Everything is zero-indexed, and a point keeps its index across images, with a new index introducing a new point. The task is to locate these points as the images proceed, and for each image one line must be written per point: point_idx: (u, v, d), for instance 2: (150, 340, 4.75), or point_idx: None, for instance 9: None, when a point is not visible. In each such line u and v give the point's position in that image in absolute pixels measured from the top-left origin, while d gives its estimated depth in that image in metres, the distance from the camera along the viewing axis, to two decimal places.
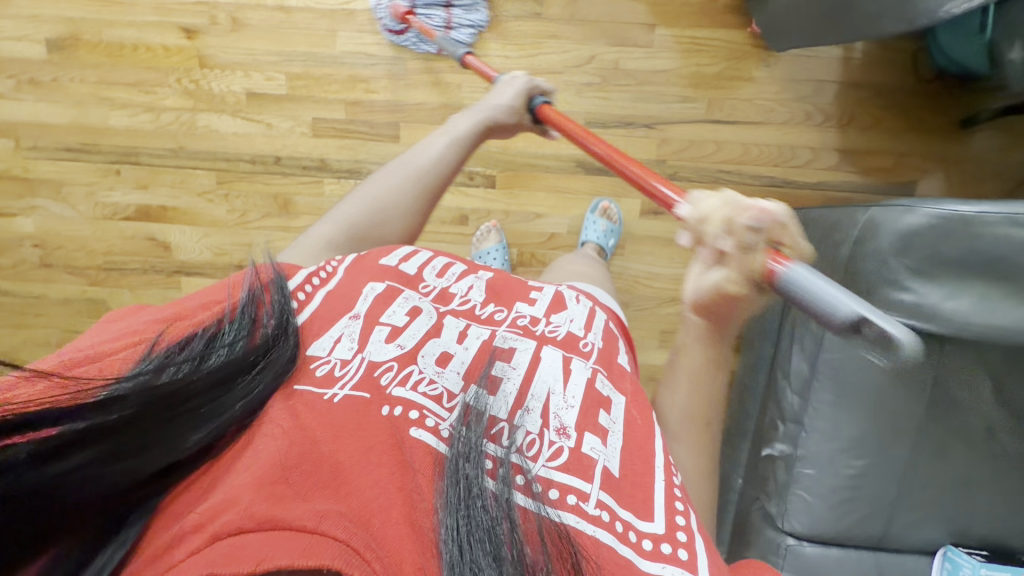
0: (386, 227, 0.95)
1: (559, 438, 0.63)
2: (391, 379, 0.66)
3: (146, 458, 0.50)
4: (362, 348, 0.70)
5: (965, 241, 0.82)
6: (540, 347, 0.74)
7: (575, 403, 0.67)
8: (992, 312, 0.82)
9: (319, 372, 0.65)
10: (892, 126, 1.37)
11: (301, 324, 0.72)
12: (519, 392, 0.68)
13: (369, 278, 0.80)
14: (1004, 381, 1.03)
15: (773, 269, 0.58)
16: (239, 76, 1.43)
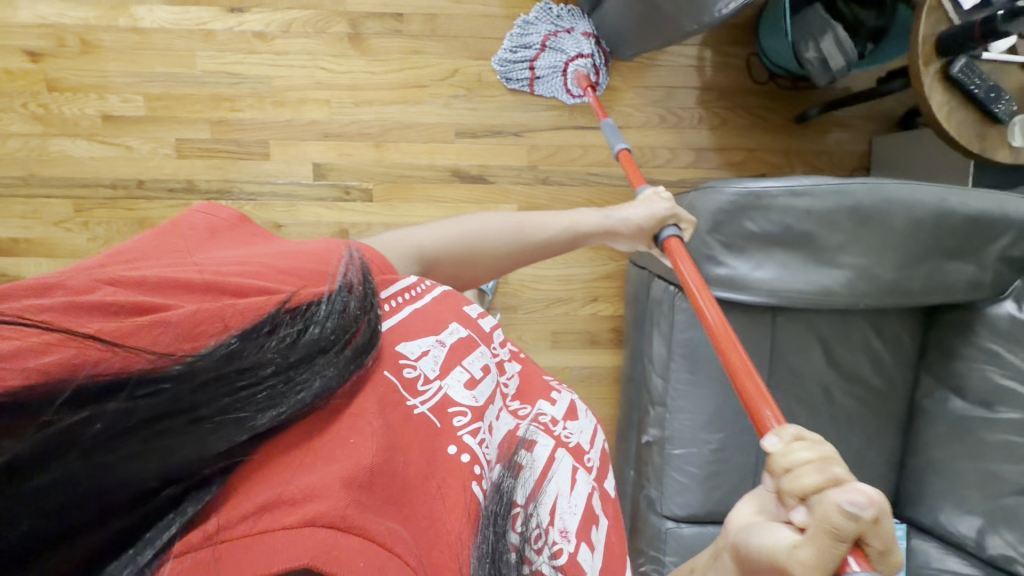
0: (468, 265, 0.85)
1: (562, 541, 0.59)
2: (463, 424, 0.60)
3: (228, 428, 0.38)
4: (444, 377, 0.62)
5: (761, 214, 0.88)
6: (557, 448, 0.67)
7: (578, 509, 0.63)
8: (793, 278, 0.89)
9: (404, 382, 0.58)
10: (740, 126, 1.49)
11: (385, 327, 0.62)
12: (536, 485, 0.60)
13: (456, 314, 0.71)
14: (832, 345, 1.10)
15: (847, 570, 0.41)
16: (93, 99, 1.38)
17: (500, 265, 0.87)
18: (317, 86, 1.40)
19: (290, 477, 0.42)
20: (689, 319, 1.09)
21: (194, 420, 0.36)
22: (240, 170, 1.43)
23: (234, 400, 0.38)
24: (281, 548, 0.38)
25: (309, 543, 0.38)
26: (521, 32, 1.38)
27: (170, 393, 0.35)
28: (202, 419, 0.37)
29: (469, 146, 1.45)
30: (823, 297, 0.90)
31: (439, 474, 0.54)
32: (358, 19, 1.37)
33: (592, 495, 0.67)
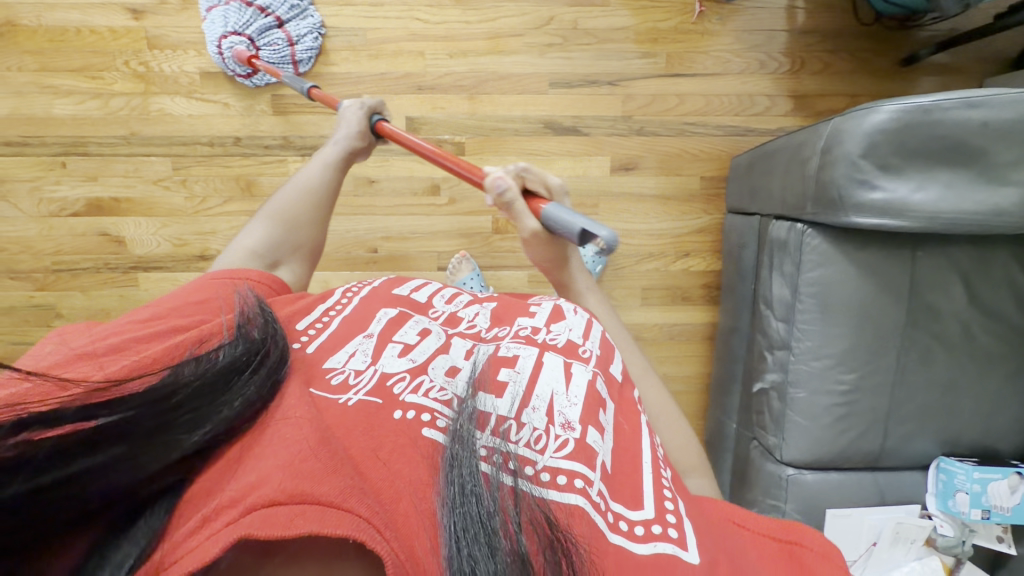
0: (298, 231, 0.94)
1: (565, 431, 0.61)
2: (403, 387, 0.61)
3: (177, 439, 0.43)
4: (375, 361, 0.66)
5: (927, 129, 0.84)
6: (543, 353, 0.72)
7: (578, 401, 0.66)
8: (958, 197, 0.85)
9: (333, 381, 0.61)
10: (842, 70, 1.43)
11: (316, 346, 0.68)
12: (528, 391, 0.65)
13: (381, 304, 0.79)
14: (973, 279, 1.05)
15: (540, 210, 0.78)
16: (192, 56, 1.39)
17: (314, 210, 0.97)
18: (411, 37, 1.38)
19: (227, 480, 0.43)
20: (820, 258, 1.05)
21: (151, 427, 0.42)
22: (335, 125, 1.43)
23: (168, 420, 0.43)
24: (219, 537, 0.39)
25: (249, 522, 0.40)
26: (217, 19, 1.31)
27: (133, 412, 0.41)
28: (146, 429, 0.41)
29: (562, 98, 1.43)
30: (993, 217, 0.85)
31: (387, 433, 0.54)
32: None
33: (596, 382, 0.71)
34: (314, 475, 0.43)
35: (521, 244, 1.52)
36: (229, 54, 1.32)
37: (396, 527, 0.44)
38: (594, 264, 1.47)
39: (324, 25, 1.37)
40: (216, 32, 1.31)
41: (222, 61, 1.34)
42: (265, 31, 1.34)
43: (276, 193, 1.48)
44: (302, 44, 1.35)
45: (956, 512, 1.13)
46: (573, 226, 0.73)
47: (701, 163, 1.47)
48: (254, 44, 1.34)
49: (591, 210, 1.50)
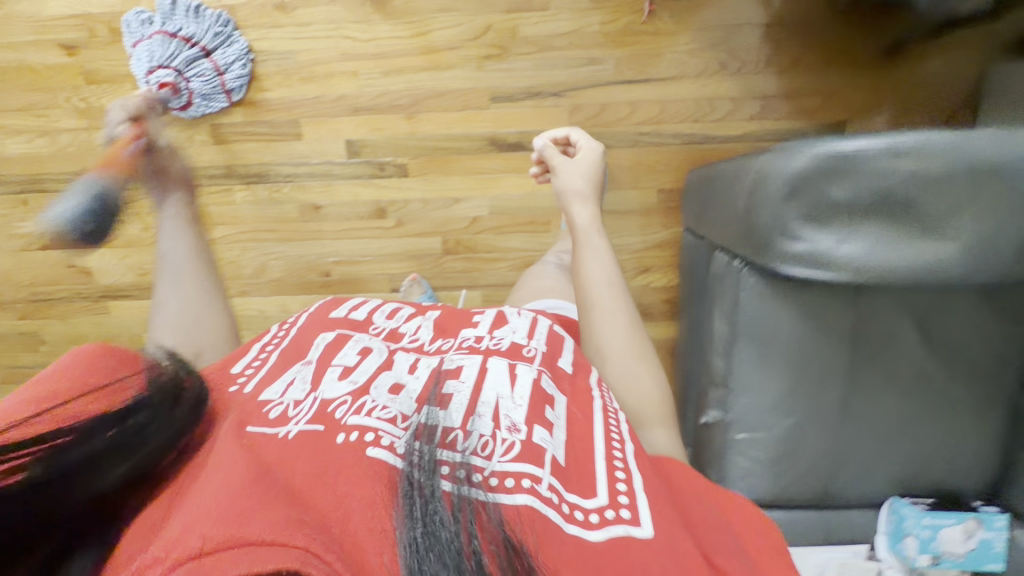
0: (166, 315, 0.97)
1: (510, 433, 0.56)
2: (346, 410, 0.58)
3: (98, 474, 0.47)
4: (315, 388, 0.63)
5: (852, 178, 0.74)
6: (487, 359, 0.68)
7: (523, 401, 0.61)
8: (890, 252, 0.76)
9: (271, 414, 0.59)
10: (815, 65, 1.29)
11: (250, 383, 0.66)
12: (472, 399, 0.60)
13: (320, 330, 0.77)
14: (931, 320, 0.96)
15: None
16: (129, 89, 1.37)
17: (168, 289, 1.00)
18: (342, 57, 1.32)
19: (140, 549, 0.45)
20: (756, 299, 0.97)
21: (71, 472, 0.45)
22: (276, 152, 1.41)
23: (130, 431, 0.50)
24: None
25: None
26: (146, 53, 1.28)
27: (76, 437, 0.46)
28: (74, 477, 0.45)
29: (505, 112, 1.35)
30: (931, 274, 0.75)
31: (336, 460, 0.51)
32: None
33: (542, 380, 0.66)
34: (244, 518, 0.43)
35: (473, 264, 1.48)
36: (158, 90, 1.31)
37: (339, 550, 0.42)
38: None
39: (251, 49, 1.33)
40: (143, 68, 1.30)
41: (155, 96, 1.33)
42: (190, 62, 1.30)
43: (226, 221, 1.49)
44: (231, 73, 1.32)
45: (903, 555, 1.09)
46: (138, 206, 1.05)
47: (659, 174, 1.37)
48: (182, 77, 1.30)
49: (544, 228, 1.44)
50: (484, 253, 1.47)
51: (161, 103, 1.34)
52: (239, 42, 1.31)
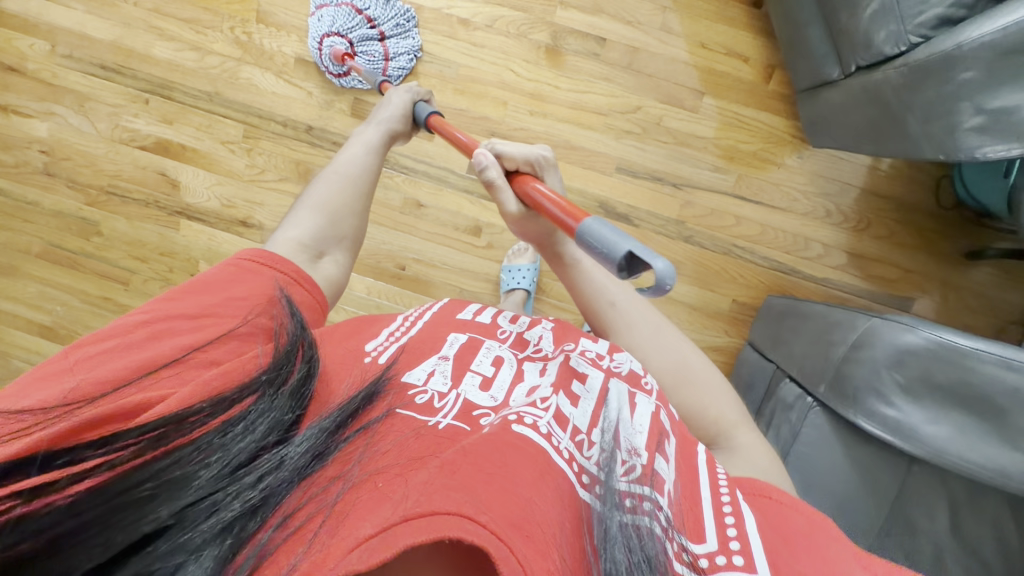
0: (339, 220, 0.92)
1: (631, 457, 0.61)
2: (489, 418, 0.63)
3: (183, 471, 0.46)
4: (456, 385, 0.67)
5: (961, 371, 0.84)
6: (608, 377, 0.72)
7: (642, 428, 0.65)
8: (971, 446, 0.84)
9: (419, 400, 0.63)
10: (903, 241, 1.43)
11: (411, 344, 0.73)
12: (595, 413, 0.66)
13: (450, 329, 0.78)
14: (962, 515, 1.03)
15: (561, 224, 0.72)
16: (292, 39, 1.45)
17: (358, 199, 0.96)
18: (501, 85, 1.40)
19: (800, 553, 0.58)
20: (822, 435, 1.06)
21: (123, 498, 0.44)
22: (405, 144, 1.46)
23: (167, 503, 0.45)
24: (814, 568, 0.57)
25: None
26: (323, 29, 1.37)
27: (150, 438, 0.47)
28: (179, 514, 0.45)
29: (626, 184, 1.43)
30: (997, 477, 0.83)
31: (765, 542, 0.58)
32: (562, 32, 1.37)
33: (659, 412, 0.70)
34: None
35: (540, 306, 1.53)
36: (329, 63, 1.39)
37: None
38: None
39: (421, 48, 1.40)
40: (321, 30, 1.37)
41: (322, 67, 1.42)
42: (366, 47, 1.38)
43: None
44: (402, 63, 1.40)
45: None
46: (620, 249, 0.61)
47: (737, 285, 1.45)
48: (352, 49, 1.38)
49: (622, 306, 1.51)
50: (555, 298, 1.53)
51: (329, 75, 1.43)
52: (414, 40, 1.38)
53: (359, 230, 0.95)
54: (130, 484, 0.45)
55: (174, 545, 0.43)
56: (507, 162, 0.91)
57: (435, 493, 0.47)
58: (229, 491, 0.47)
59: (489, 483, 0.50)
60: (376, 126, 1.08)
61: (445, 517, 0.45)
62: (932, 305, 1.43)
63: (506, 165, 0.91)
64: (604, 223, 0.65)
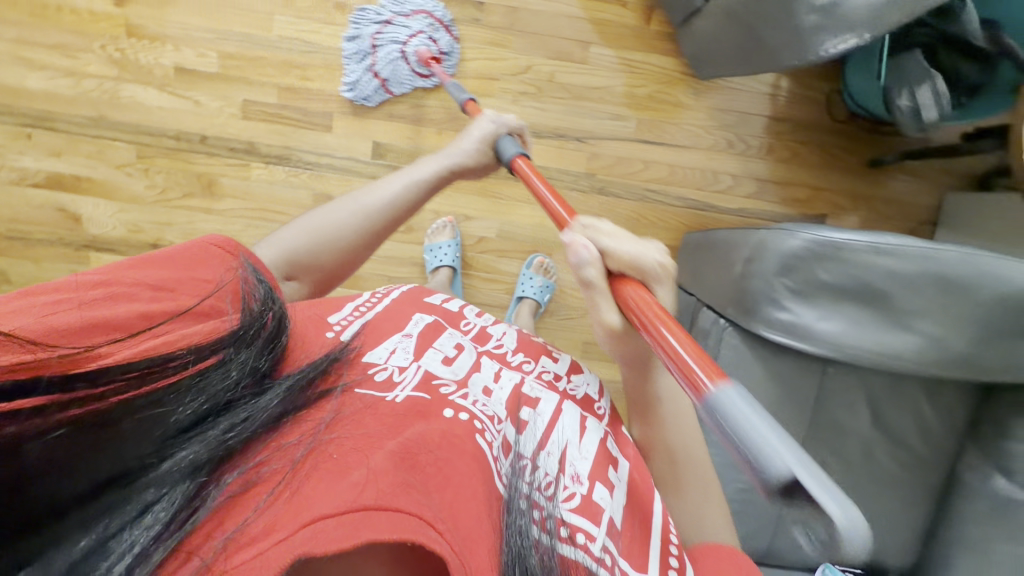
0: (322, 254, 0.82)
1: (574, 485, 0.63)
2: (450, 391, 0.66)
3: (168, 404, 0.44)
4: (418, 359, 0.70)
5: (840, 264, 0.85)
6: (563, 400, 0.75)
7: (590, 455, 0.67)
8: (862, 335, 0.86)
9: (378, 377, 0.63)
10: (808, 160, 1.45)
11: (366, 326, 0.72)
12: (544, 435, 0.67)
13: (415, 309, 0.80)
14: (881, 407, 1.06)
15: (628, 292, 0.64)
16: (168, 50, 1.40)
17: (358, 234, 0.85)
18: (388, 65, 1.39)
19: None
20: (739, 357, 1.05)
21: (110, 424, 0.40)
22: (303, 139, 1.43)
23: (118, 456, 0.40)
24: None
25: None
26: (353, 50, 1.38)
27: (141, 375, 0.43)
28: (158, 448, 0.42)
29: (531, 146, 1.43)
30: (890, 359, 0.86)
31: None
32: (439, 3, 1.36)
33: (609, 441, 0.72)
34: None
35: (469, 282, 1.52)
36: (392, 66, 1.36)
37: None
38: (542, 294, 1.46)
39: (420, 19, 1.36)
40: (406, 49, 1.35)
41: (360, 96, 1.39)
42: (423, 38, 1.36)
43: (235, 194, 1.45)
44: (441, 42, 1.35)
45: None
46: (779, 467, 0.36)
47: (657, 230, 1.47)
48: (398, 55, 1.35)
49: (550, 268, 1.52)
50: (483, 271, 1.53)
51: (409, 86, 1.39)
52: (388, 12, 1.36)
53: (341, 274, 0.87)
54: (109, 414, 0.40)
55: (144, 484, 0.41)
56: (613, 265, 0.66)
57: (398, 484, 0.46)
58: (201, 438, 0.44)
59: (441, 480, 0.50)
60: (439, 159, 0.95)
61: (403, 513, 0.43)
62: (845, 218, 1.47)
63: (607, 267, 0.67)
64: (744, 397, 0.43)
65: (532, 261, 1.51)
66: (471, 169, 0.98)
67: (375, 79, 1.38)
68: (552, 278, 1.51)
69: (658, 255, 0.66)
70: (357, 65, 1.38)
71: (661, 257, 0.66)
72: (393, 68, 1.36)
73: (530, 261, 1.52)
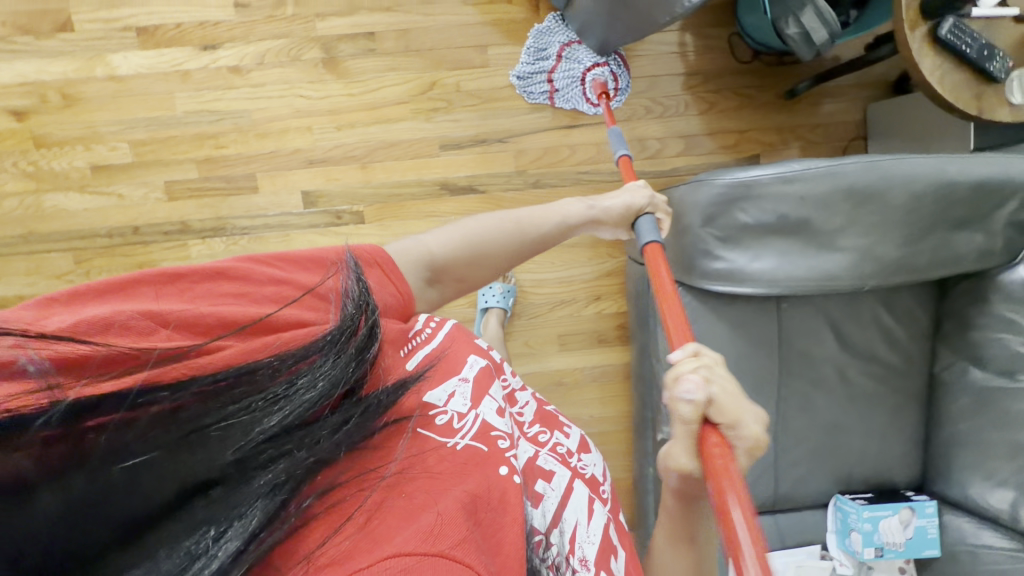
0: (478, 266, 0.79)
1: (581, 570, 0.56)
2: (507, 445, 0.56)
3: (250, 414, 0.37)
4: (476, 405, 0.58)
5: (755, 202, 0.86)
6: (573, 478, 0.64)
7: (597, 539, 0.60)
8: (794, 266, 0.88)
9: (436, 420, 0.53)
10: (727, 107, 1.47)
11: (444, 351, 0.62)
12: (556, 513, 0.59)
13: (470, 349, 0.66)
14: (846, 329, 1.08)
15: (712, 446, 0.53)
16: (80, 151, 1.38)
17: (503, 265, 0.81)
18: (297, 114, 1.39)
19: None
20: (692, 315, 1.05)
21: (192, 433, 0.35)
22: (232, 205, 1.41)
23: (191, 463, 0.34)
24: None
25: None
26: (538, 43, 1.37)
27: (227, 386, 0.37)
28: (236, 463, 0.35)
29: (457, 158, 1.43)
30: (826, 282, 0.87)
31: None
32: (331, 43, 1.37)
33: (609, 527, 0.64)
34: None
35: None
36: (567, 83, 1.37)
37: None
38: (506, 301, 1.45)
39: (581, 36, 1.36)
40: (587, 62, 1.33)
41: (526, 87, 1.40)
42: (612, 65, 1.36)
43: None
44: (618, 83, 1.37)
45: (851, 552, 1.11)
46: None
47: None
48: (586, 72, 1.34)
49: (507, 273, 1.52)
50: None
51: (572, 104, 1.40)
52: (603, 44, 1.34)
53: (487, 280, 0.82)
54: (183, 424, 0.35)
55: (221, 501, 0.34)
56: (716, 416, 0.54)
57: (469, 539, 0.44)
58: (286, 452, 0.38)
59: (497, 536, 0.48)
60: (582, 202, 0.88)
61: (471, 570, 0.42)
62: (777, 153, 1.49)
63: (709, 410, 0.53)
64: None
65: None
66: (600, 225, 0.89)
67: (548, 84, 1.39)
68: (510, 282, 1.51)
69: (757, 421, 0.55)
70: (534, 61, 1.38)
71: (757, 428, 0.55)
72: (568, 83, 1.37)
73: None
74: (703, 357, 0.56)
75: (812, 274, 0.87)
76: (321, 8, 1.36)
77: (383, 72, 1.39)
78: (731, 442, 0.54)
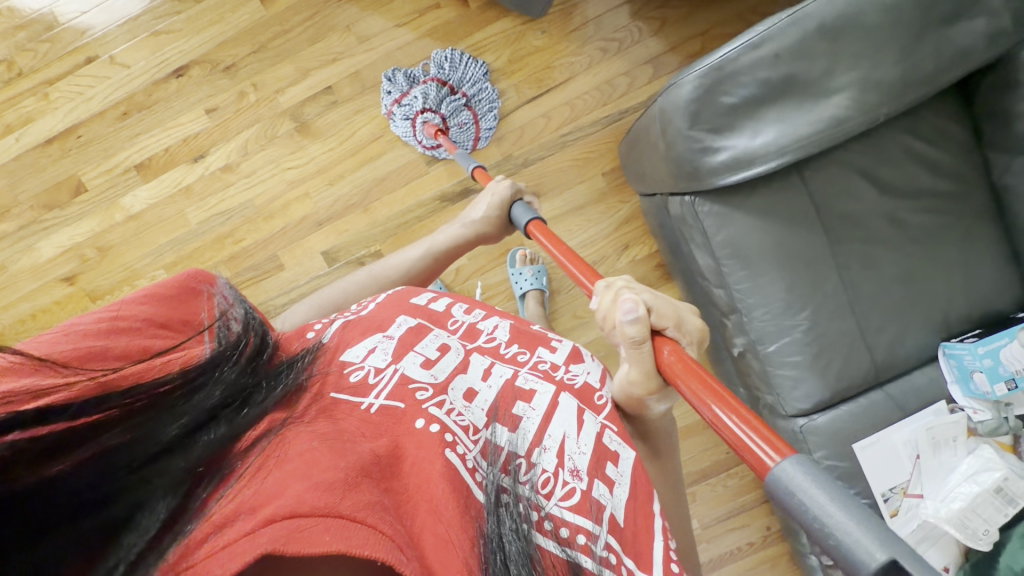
0: None
1: (572, 480, 0.56)
2: (428, 395, 0.58)
3: (155, 422, 0.42)
4: (396, 359, 0.62)
5: (733, 81, 0.84)
6: (560, 393, 0.63)
7: (588, 448, 0.59)
8: (794, 128, 0.85)
9: (353, 378, 0.59)
10: (678, 15, 1.44)
11: (371, 317, 0.69)
12: (539, 431, 0.59)
13: (398, 311, 0.69)
14: (877, 172, 1.02)
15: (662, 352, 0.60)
16: (127, 290, 1.47)
17: None
18: (291, 185, 1.47)
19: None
20: (718, 219, 1.01)
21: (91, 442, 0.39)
22: (267, 289, 1.47)
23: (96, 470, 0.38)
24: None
25: None
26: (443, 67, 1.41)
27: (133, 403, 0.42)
28: (160, 463, 0.41)
29: (446, 167, 1.46)
30: (836, 128, 0.84)
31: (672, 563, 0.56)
32: (298, 110, 1.45)
33: (605, 433, 0.61)
34: None
35: None
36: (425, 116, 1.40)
37: None
38: (537, 280, 1.45)
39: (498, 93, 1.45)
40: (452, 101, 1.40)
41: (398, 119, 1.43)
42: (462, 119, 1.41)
43: None
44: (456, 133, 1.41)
45: (982, 395, 1.04)
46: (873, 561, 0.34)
47: (594, 162, 1.46)
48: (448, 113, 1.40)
49: (533, 256, 1.53)
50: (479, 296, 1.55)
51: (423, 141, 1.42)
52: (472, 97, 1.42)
53: None
54: (83, 441, 0.39)
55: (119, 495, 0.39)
56: (658, 321, 0.61)
57: (374, 502, 0.45)
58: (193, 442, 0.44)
59: (420, 493, 0.50)
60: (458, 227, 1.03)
61: (371, 530, 0.42)
62: None
63: (651, 320, 0.61)
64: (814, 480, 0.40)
65: (513, 259, 1.52)
66: (490, 234, 1.05)
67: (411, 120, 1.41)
68: (538, 263, 1.51)
69: (688, 315, 0.64)
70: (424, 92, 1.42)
71: (692, 322, 0.64)
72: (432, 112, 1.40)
73: (511, 258, 1.52)
74: (618, 285, 0.65)
75: (808, 128, 0.84)
76: (278, 84, 1.45)
77: (353, 116, 1.45)
78: (675, 342, 0.62)
